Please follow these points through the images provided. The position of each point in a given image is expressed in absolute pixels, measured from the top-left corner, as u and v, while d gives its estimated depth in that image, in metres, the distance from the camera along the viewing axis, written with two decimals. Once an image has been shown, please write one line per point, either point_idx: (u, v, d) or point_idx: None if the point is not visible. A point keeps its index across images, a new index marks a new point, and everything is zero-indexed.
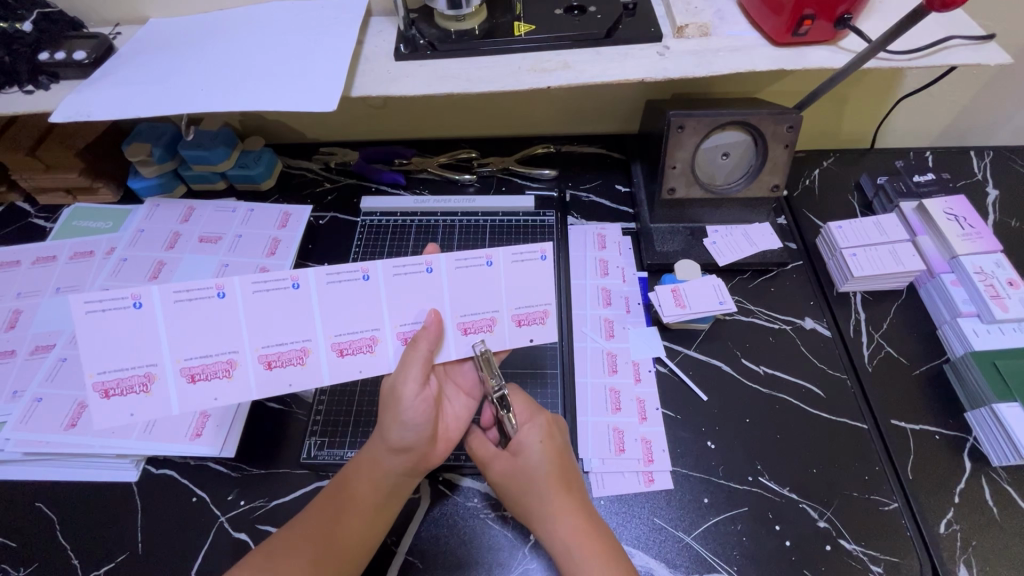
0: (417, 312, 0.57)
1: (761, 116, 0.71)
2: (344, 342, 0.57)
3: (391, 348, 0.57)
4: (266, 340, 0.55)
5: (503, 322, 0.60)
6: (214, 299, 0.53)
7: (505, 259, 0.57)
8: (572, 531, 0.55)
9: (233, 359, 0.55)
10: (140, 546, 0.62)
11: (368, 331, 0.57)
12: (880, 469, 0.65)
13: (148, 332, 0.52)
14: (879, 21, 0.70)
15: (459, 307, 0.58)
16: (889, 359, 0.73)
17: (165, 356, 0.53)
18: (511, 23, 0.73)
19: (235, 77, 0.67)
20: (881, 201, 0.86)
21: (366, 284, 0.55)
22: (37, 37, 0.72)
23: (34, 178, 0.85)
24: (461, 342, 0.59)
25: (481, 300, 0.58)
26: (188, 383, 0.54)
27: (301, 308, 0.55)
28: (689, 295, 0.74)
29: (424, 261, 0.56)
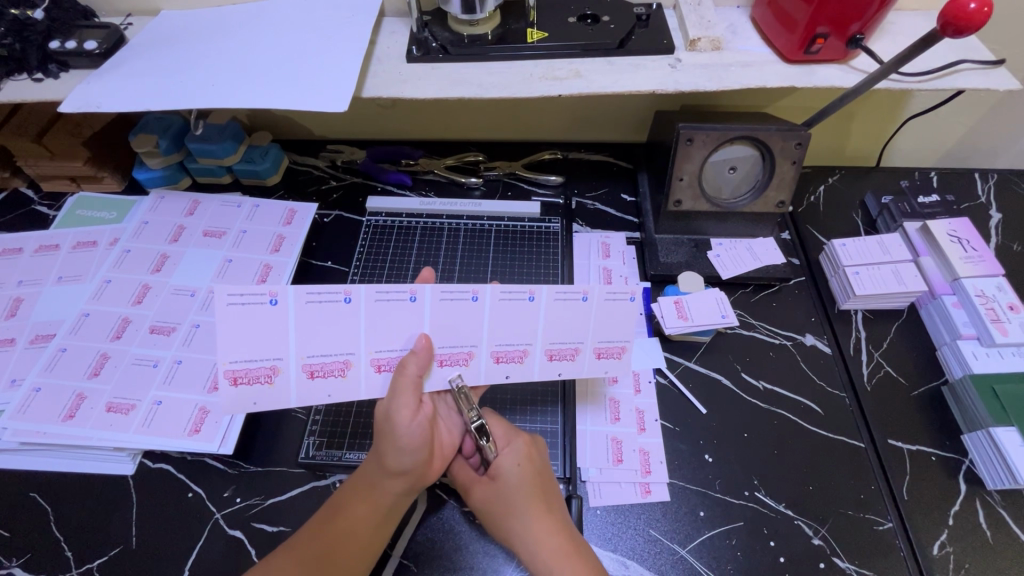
0: (512, 335, 0.62)
1: (770, 132, 0.71)
2: (445, 353, 0.61)
3: (483, 364, 0.62)
4: (379, 346, 0.59)
5: (584, 353, 0.64)
6: (341, 303, 0.58)
7: (598, 295, 0.62)
8: (550, 552, 0.55)
9: (349, 360, 0.59)
10: (134, 540, 0.61)
11: (468, 346, 0.61)
12: (876, 488, 0.66)
13: (279, 329, 0.57)
14: (890, 42, 0.70)
15: (550, 335, 0.63)
16: (888, 378, 0.73)
17: (291, 352, 0.58)
18: (524, 30, 0.73)
19: (247, 73, 0.67)
20: (885, 220, 0.86)
21: (474, 304, 0.60)
22: (49, 26, 0.71)
23: (39, 164, 0.85)
24: (545, 367, 0.64)
25: (570, 331, 0.63)
26: (306, 379, 0.59)
27: (411, 315, 0.59)
28: (693, 307, 0.75)
29: (528, 289, 0.61)
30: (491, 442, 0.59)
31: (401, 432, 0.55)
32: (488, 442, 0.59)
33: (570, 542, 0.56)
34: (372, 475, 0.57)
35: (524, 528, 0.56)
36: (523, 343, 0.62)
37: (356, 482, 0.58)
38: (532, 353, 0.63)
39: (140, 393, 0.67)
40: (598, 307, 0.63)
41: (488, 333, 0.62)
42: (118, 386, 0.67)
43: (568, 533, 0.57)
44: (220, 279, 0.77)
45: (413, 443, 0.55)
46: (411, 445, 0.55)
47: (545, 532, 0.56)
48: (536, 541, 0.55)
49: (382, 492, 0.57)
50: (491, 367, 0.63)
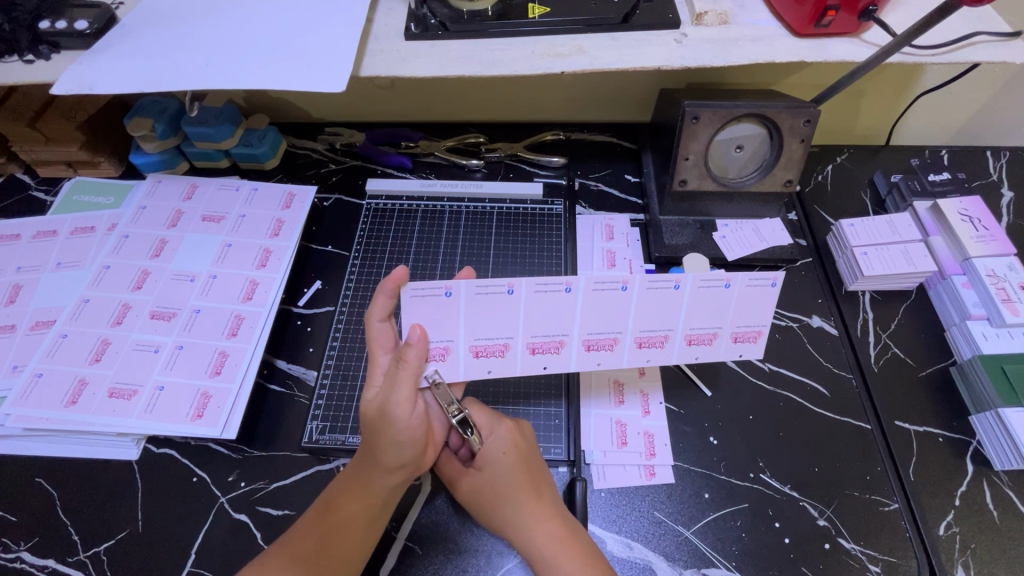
0: (606, 323, 0.61)
1: (779, 109, 0.69)
2: (592, 338, 0.62)
3: (627, 348, 0.63)
4: (478, 333, 0.60)
5: (721, 337, 0.63)
6: (505, 294, 0.58)
7: (742, 285, 0.60)
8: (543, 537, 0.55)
9: (508, 342, 0.61)
10: (139, 524, 0.62)
11: (560, 334, 0.61)
12: (882, 470, 0.65)
13: (451, 318, 0.58)
14: (904, 14, 0.68)
15: (690, 320, 0.62)
16: (895, 360, 0.73)
17: (461, 334, 0.59)
18: (525, 5, 0.71)
19: (239, 53, 0.65)
20: (894, 199, 0.85)
21: (622, 293, 0.60)
22: (38, 5, 0.69)
23: (34, 150, 0.84)
24: (633, 354, 0.63)
25: (709, 316, 0.62)
26: (472, 357, 0.60)
27: (512, 309, 0.59)
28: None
29: (621, 280, 0.59)
30: (474, 433, 0.59)
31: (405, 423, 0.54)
32: (472, 432, 0.58)
33: (557, 529, 0.56)
34: (366, 471, 0.56)
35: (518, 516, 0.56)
36: (613, 331, 0.62)
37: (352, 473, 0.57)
38: (621, 340, 0.62)
39: (141, 377, 0.66)
40: (746, 294, 0.61)
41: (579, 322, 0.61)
42: (120, 371, 0.67)
43: (561, 518, 0.57)
44: (220, 264, 0.76)
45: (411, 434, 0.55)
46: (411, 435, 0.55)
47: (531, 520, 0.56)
48: (530, 529, 0.55)
49: (374, 488, 0.56)
50: (582, 355, 0.63)
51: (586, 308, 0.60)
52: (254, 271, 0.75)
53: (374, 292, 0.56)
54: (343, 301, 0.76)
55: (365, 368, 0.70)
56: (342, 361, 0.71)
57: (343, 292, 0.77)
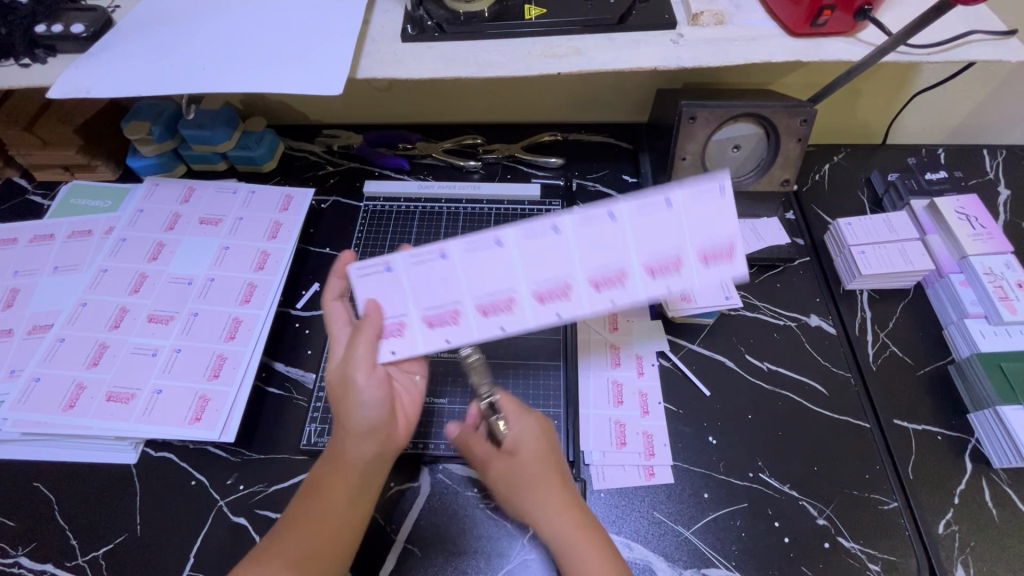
0: (551, 270, 0.53)
1: (776, 109, 0.70)
2: (544, 289, 0.54)
3: (585, 296, 0.54)
4: (428, 302, 0.55)
5: (687, 261, 0.52)
6: (439, 258, 0.54)
7: (685, 204, 0.51)
8: (568, 521, 0.54)
9: (457, 306, 0.55)
10: (138, 528, 0.62)
11: (563, 275, 0.53)
12: (881, 468, 0.65)
13: (398, 292, 0.55)
14: (899, 13, 0.68)
15: (640, 249, 0.52)
16: (894, 358, 0.73)
17: (410, 306, 0.55)
18: (521, 7, 0.71)
19: (237, 55, 0.65)
20: (891, 198, 0.85)
21: (559, 236, 0.53)
22: (34, 9, 0.69)
23: (31, 153, 0.84)
24: (594, 300, 0.53)
25: (660, 240, 0.52)
26: (479, 317, 0.55)
27: (502, 263, 0.54)
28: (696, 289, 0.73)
29: (550, 221, 0.52)
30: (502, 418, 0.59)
31: (360, 386, 0.55)
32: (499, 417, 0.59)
33: (579, 513, 0.55)
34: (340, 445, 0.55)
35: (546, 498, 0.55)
36: (562, 276, 0.53)
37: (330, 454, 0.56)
38: (630, 275, 0.53)
39: (139, 381, 0.66)
40: (693, 201, 0.51)
41: (579, 259, 0.53)
42: (118, 375, 0.67)
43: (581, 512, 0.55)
44: (217, 266, 0.76)
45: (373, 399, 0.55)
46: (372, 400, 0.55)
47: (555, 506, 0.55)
48: (554, 513, 0.54)
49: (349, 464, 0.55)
50: (538, 310, 0.54)
51: (582, 246, 0.53)
52: (252, 273, 0.75)
53: (328, 277, 0.64)
54: None
55: None
56: None
57: None
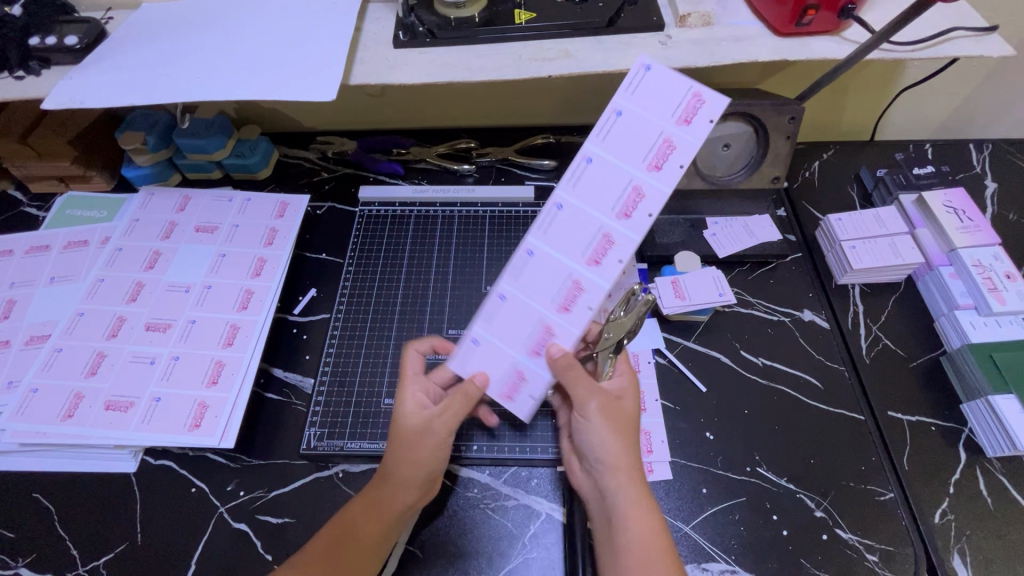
0: (584, 234, 0.57)
1: (764, 107, 0.71)
2: (591, 253, 0.56)
3: (627, 227, 0.55)
4: (522, 339, 0.58)
5: (675, 135, 0.55)
6: (501, 302, 0.58)
7: (628, 99, 0.56)
8: (624, 475, 0.56)
9: (545, 323, 0.57)
10: (139, 537, 0.62)
11: (597, 232, 0.56)
12: (877, 460, 0.66)
13: (495, 352, 0.58)
14: (883, 11, 0.69)
15: (628, 161, 0.56)
16: (887, 351, 0.74)
17: (514, 355, 0.58)
18: (512, 11, 0.72)
19: (231, 64, 0.66)
20: (880, 193, 0.86)
21: (564, 208, 0.57)
22: (27, 22, 0.69)
23: (26, 165, 0.84)
24: (637, 223, 0.55)
25: (638, 143, 0.56)
26: (566, 313, 0.57)
27: (546, 261, 0.57)
28: (691, 287, 0.74)
29: (550, 204, 0.58)
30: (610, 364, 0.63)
31: (437, 443, 0.57)
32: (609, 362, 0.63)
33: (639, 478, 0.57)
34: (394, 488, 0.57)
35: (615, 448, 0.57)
36: (596, 232, 0.56)
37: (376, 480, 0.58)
38: (642, 182, 0.55)
39: (138, 389, 0.66)
40: (638, 94, 0.56)
41: (594, 209, 0.56)
42: (116, 384, 0.67)
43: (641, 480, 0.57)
44: (214, 273, 0.76)
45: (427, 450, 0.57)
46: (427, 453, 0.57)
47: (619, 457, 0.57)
48: (614, 467, 0.56)
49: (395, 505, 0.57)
50: (602, 270, 0.56)
51: (588, 199, 0.57)
52: (249, 280, 0.75)
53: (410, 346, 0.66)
54: (338, 308, 0.76)
55: (361, 373, 0.70)
56: (339, 367, 0.71)
57: (339, 298, 0.77)
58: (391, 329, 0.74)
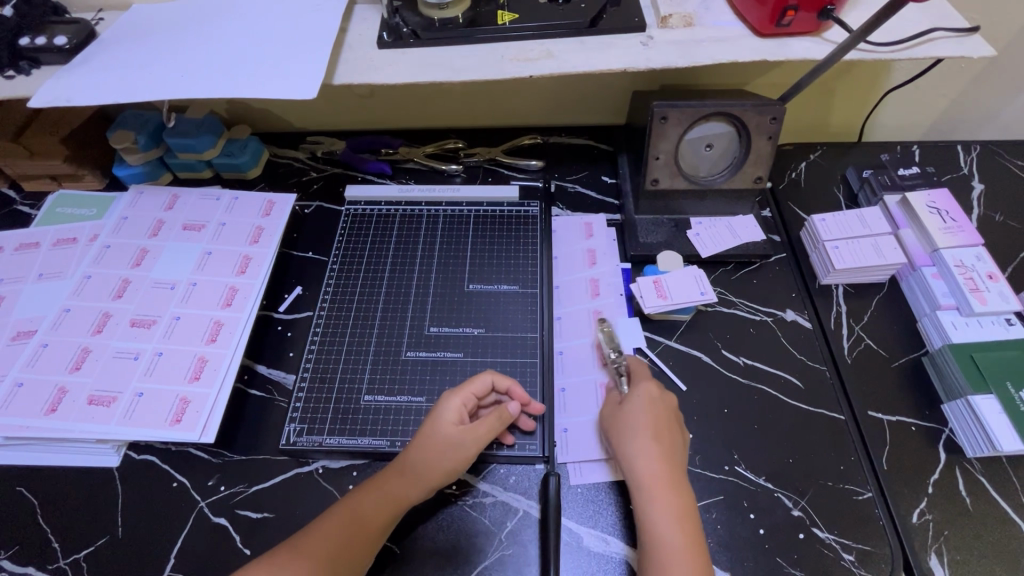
0: (578, 283, 0.79)
1: (745, 108, 0.71)
2: (592, 291, 0.78)
3: (603, 267, 0.80)
4: (589, 370, 0.72)
5: (593, 226, 0.85)
6: (562, 354, 0.73)
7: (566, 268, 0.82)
8: (656, 480, 0.57)
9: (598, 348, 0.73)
10: (119, 530, 0.62)
11: (589, 281, 0.79)
12: (856, 459, 0.66)
13: (588, 393, 0.70)
14: (863, 12, 0.70)
15: (573, 246, 0.83)
16: (869, 351, 0.74)
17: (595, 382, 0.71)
18: (495, 12, 0.73)
19: (215, 63, 0.67)
20: (866, 193, 0.86)
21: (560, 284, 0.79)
22: (18, 22, 0.71)
23: (18, 164, 0.85)
24: (603, 265, 0.80)
25: (573, 238, 0.84)
26: None
27: (566, 305, 0.77)
28: (600, 253, 0.82)
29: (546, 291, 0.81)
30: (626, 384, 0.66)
31: (465, 460, 0.61)
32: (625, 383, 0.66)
33: (675, 485, 0.58)
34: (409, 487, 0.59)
35: (648, 456, 0.58)
36: (586, 279, 0.79)
37: (392, 472, 0.60)
38: (594, 249, 0.82)
39: (121, 384, 0.67)
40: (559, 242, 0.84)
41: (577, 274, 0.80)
42: (100, 379, 0.68)
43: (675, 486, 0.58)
44: (200, 271, 0.77)
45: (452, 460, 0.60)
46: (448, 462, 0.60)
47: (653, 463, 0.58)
48: (650, 475, 0.58)
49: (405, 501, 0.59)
50: (601, 294, 0.77)
51: (564, 264, 0.81)
52: (234, 277, 0.76)
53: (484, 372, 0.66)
54: (321, 306, 0.77)
55: (342, 370, 0.71)
56: (320, 364, 0.71)
57: (323, 296, 0.77)
58: (373, 327, 0.74)
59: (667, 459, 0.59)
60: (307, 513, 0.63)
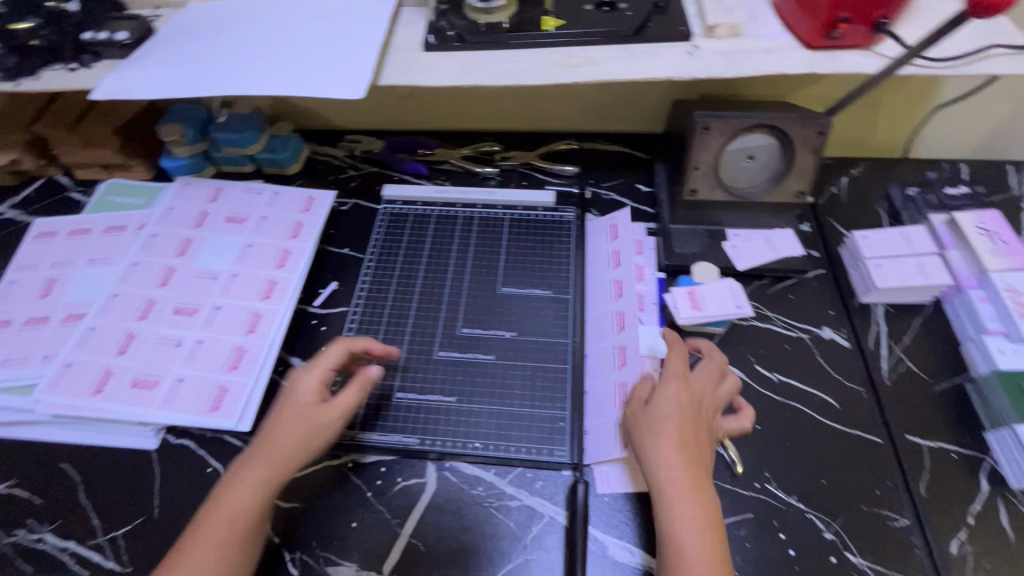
0: (599, 286, 0.78)
1: (789, 120, 0.70)
2: (615, 292, 0.76)
3: (628, 271, 0.77)
4: (606, 368, 0.70)
5: (621, 227, 0.82)
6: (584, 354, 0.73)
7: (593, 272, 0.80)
8: (678, 486, 0.54)
9: (619, 345, 0.71)
10: (155, 511, 0.64)
11: (611, 283, 0.77)
12: (892, 484, 0.64)
13: (605, 391, 0.69)
14: (918, 27, 0.68)
15: (598, 250, 0.81)
16: (909, 373, 0.72)
17: (612, 380, 0.69)
18: (540, 18, 0.73)
19: (268, 62, 0.69)
20: (910, 212, 0.84)
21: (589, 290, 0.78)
22: (83, 17, 0.74)
23: (73, 153, 0.89)
24: (630, 268, 0.77)
25: (598, 241, 0.83)
26: (621, 330, 0.72)
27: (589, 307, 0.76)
28: (625, 254, 0.79)
29: None
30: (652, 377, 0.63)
31: (324, 438, 0.59)
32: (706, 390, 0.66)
33: (704, 492, 0.55)
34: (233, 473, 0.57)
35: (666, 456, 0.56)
36: (609, 281, 0.77)
37: (257, 460, 0.57)
38: (619, 251, 0.80)
39: (162, 369, 0.69)
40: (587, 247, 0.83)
41: (600, 275, 0.78)
42: (143, 363, 0.70)
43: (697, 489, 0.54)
44: (241, 263, 0.79)
45: (302, 445, 0.58)
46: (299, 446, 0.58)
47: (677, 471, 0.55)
48: (673, 482, 0.54)
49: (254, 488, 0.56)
50: (624, 296, 0.75)
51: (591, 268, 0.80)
52: (273, 271, 0.78)
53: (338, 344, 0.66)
54: (355, 301, 0.78)
55: (375, 367, 0.72)
56: None
57: (358, 293, 0.78)
58: (407, 326, 0.75)
59: (693, 460, 0.56)
60: (335, 506, 0.64)
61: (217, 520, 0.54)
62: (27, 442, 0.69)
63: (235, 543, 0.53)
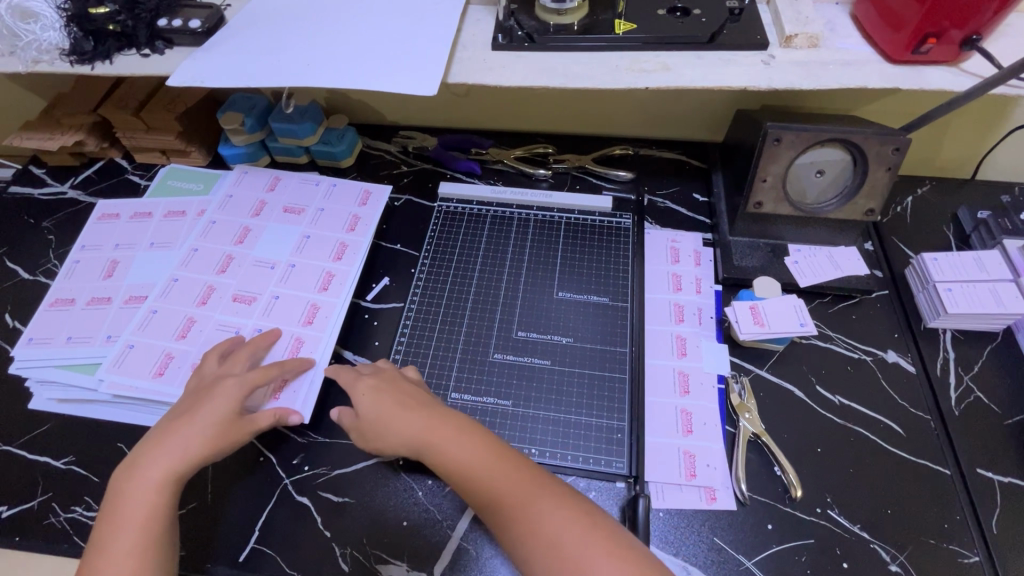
0: (659, 306, 0.77)
1: (867, 136, 0.68)
2: (678, 315, 0.76)
3: (689, 293, 0.78)
4: (667, 391, 0.70)
5: (681, 247, 0.83)
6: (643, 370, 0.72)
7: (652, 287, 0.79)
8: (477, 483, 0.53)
9: (680, 370, 0.71)
10: (208, 497, 0.64)
11: (672, 305, 0.77)
12: (961, 518, 0.62)
13: (665, 412, 0.68)
14: (1009, 44, 0.65)
15: (658, 267, 0.81)
16: (979, 404, 0.69)
17: (674, 404, 0.69)
18: (611, 21, 0.72)
19: (340, 55, 0.69)
20: (980, 235, 0.81)
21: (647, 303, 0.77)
22: (157, 4, 0.74)
23: (135, 137, 0.90)
24: (690, 290, 0.78)
25: (658, 257, 0.82)
26: (684, 356, 0.72)
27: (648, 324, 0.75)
28: (687, 280, 0.79)
29: None
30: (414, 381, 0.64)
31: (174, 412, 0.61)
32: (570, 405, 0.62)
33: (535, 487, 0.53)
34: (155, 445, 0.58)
35: (458, 451, 0.55)
36: (669, 303, 0.77)
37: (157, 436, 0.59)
38: (679, 272, 0.80)
39: None
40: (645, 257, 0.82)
41: (660, 295, 0.78)
42: (201, 349, 0.70)
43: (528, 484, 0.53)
44: (298, 254, 0.79)
45: (211, 444, 0.58)
46: (204, 443, 0.58)
47: (506, 463, 0.54)
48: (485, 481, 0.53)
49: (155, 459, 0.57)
50: (684, 320, 0.75)
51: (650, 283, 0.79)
52: (331, 263, 0.78)
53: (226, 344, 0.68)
54: (410, 298, 0.78)
55: (430, 365, 0.71)
56: (409, 357, 0.72)
57: (413, 290, 0.78)
58: (462, 325, 0.75)
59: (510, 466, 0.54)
60: (386, 503, 0.64)
61: (115, 508, 0.54)
62: (86, 419, 0.70)
63: (127, 515, 0.54)
